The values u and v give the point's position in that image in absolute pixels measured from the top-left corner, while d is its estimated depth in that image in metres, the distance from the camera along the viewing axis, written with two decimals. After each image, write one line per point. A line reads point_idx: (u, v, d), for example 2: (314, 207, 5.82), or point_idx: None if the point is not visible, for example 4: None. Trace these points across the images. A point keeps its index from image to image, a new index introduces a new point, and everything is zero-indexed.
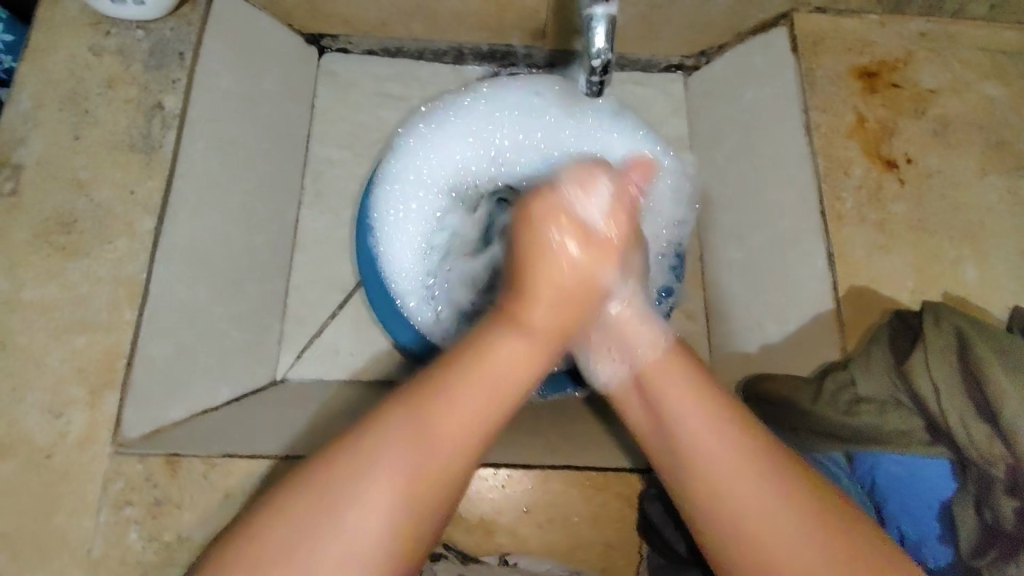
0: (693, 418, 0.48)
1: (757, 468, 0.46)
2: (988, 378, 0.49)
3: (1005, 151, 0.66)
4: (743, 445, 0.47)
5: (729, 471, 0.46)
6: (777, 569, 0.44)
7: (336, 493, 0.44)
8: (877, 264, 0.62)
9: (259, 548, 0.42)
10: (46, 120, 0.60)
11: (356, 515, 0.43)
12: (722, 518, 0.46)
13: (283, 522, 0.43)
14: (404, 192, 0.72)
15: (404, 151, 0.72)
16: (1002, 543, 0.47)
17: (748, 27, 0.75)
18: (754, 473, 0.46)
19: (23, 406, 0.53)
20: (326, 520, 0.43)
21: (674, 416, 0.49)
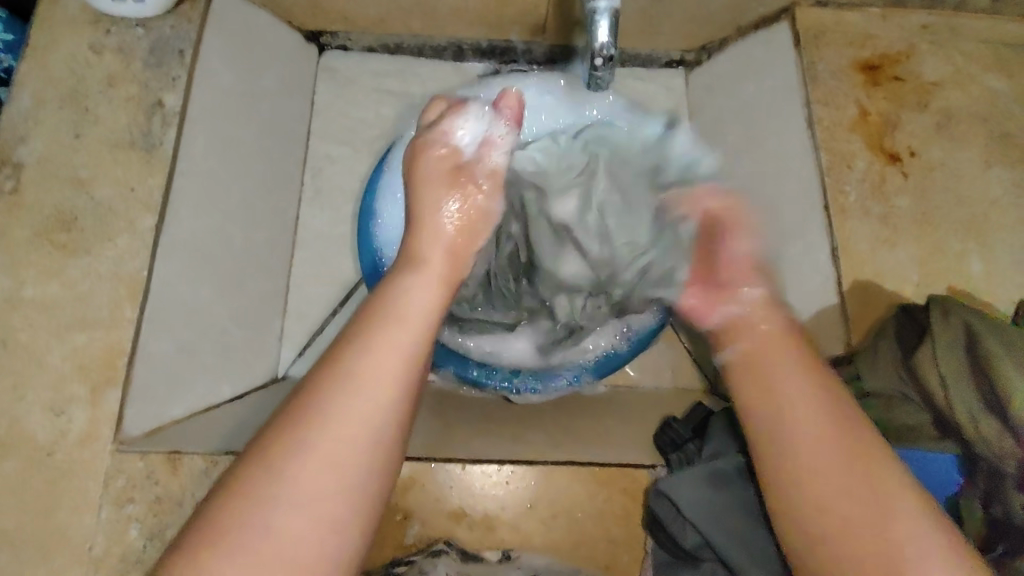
0: (805, 387, 0.49)
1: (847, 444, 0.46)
2: (995, 372, 0.48)
3: (1009, 143, 0.66)
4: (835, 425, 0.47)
5: (825, 435, 0.47)
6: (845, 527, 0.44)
7: (345, 406, 0.42)
8: (881, 258, 0.62)
9: (277, 455, 0.40)
10: (47, 119, 0.60)
11: (348, 429, 0.42)
12: (816, 482, 0.46)
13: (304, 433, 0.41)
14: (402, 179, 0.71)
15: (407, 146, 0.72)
16: (1011, 537, 0.47)
17: (749, 22, 0.75)
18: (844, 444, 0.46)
19: (24, 404, 0.53)
20: (309, 441, 0.41)
21: (781, 388, 0.50)
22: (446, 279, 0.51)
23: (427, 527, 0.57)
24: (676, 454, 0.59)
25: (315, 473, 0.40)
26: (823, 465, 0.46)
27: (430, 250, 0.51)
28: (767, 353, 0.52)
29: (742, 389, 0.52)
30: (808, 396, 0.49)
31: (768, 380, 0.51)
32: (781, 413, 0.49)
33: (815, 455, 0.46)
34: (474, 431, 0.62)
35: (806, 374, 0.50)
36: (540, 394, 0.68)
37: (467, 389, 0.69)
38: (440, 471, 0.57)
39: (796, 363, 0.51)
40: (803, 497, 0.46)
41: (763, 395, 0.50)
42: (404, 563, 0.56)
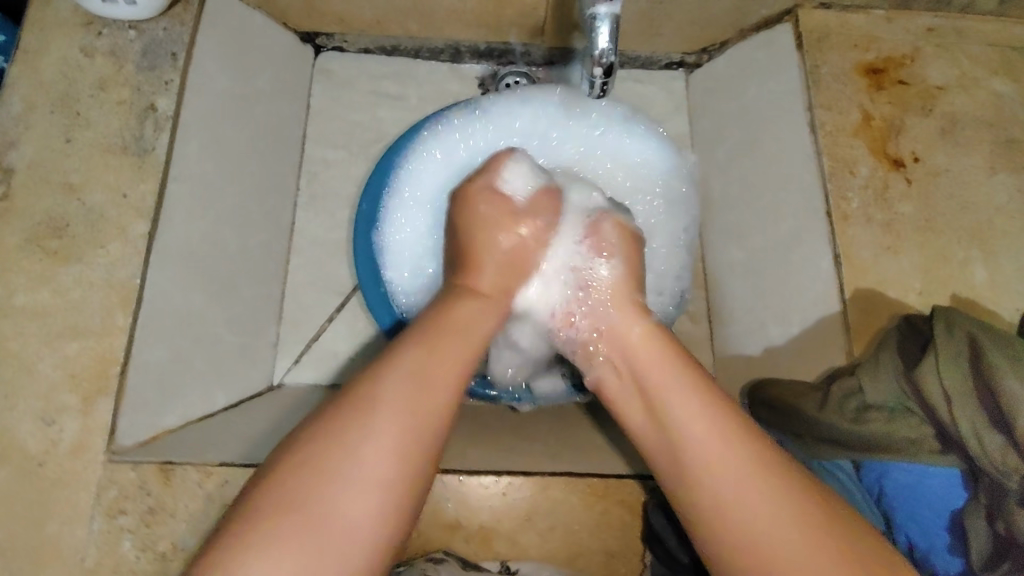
0: (683, 407, 0.47)
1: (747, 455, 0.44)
2: (1000, 385, 0.47)
3: (1014, 149, 0.65)
4: (741, 440, 0.45)
5: (715, 452, 0.45)
6: (760, 539, 0.42)
7: (383, 423, 0.43)
8: (884, 265, 0.61)
9: (313, 468, 0.41)
10: (37, 123, 0.59)
11: (386, 446, 0.42)
12: (725, 502, 0.43)
13: (340, 448, 0.41)
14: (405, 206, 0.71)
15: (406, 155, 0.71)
16: (1014, 555, 0.46)
17: (751, 23, 0.74)
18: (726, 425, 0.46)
19: (13, 414, 0.52)
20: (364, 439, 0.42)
21: (672, 410, 0.47)
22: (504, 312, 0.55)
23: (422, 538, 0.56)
24: None
25: (354, 495, 0.41)
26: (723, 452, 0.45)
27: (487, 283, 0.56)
28: (645, 356, 0.51)
29: (636, 421, 0.50)
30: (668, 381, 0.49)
31: (657, 402, 0.49)
32: (671, 432, 0.47)
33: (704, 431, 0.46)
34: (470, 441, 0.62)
35: (692, 389, 0.48)
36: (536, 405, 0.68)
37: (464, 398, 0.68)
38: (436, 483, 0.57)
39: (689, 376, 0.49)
40: (711, 509, 0.44)
41: (654, 420, 0.48)
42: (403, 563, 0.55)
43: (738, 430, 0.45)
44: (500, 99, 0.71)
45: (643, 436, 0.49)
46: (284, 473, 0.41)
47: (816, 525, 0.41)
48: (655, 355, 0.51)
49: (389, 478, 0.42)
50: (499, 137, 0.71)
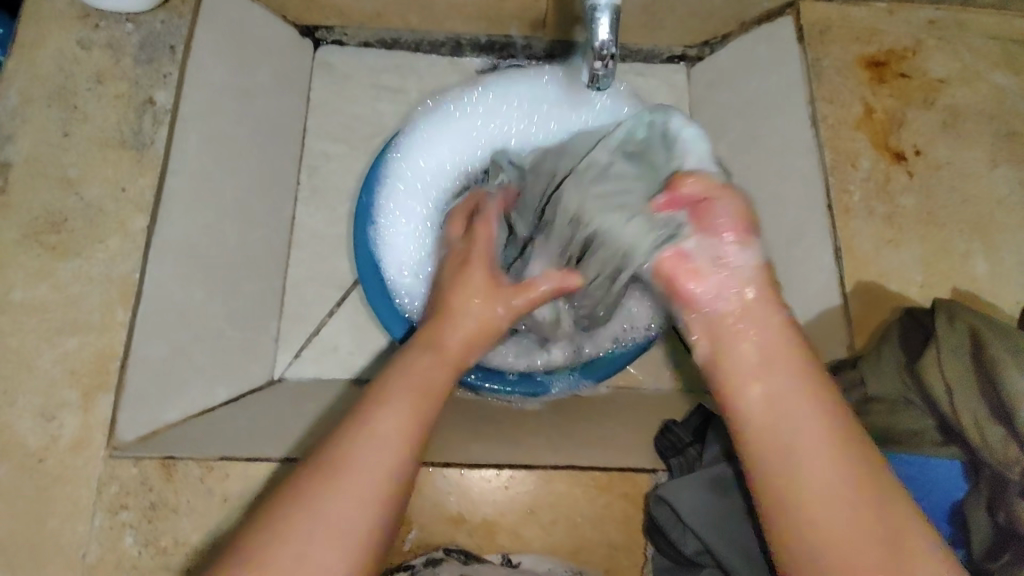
0: (809, 414, 0.44)
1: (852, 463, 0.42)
2: (1002, 376, 0.47)
3: (1016, 142, 0.65)
4: (851, 447, 0.43)
5: (830, 459, 0.42)
6: (843, 546, 0.41)
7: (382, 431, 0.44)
8: (885, 258, 0.61)
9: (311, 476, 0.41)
10: (35, 117, 0.59)
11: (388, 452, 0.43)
12: (827, 514, 0.41)
13: (321, 487, 0.41)
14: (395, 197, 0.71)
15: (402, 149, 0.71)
16: (1015, 547, 0.46)
17: (752, 16, 0.74)
18: (842, 462, 0.42)
19: (13, 410, 0.52)
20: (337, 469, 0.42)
21: (807, 415, 0.44)
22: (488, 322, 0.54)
23: (424, 532, 0.56)
24: (677, 459, 0.58)
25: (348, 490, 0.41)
26: (830, 494, 0.42)
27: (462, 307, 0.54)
28: (781, 355, 0.46)
29: (742, 410, 0.46)
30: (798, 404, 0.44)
31: (790, 405, 0.44)
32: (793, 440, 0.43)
33: (823, 468, 0.42)
34: (471, 434, 0.62)
35: (817, 393, 0.45)
36: (540, 398, 0.68)
37: (463, 390, 0.68)
38: (437, 476, 0.56)
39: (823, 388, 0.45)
40: (804, 507, 0.42)
41: (771, 414, 0.45)
42: (405, 568, 0.54)
43: (860, 450, 0.43)
44: (501, 76, 0.72)
45: (748, 417, 0.45)
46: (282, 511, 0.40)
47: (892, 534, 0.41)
48: (799, 364, 0.46)
49: (377, 481, 0.42)
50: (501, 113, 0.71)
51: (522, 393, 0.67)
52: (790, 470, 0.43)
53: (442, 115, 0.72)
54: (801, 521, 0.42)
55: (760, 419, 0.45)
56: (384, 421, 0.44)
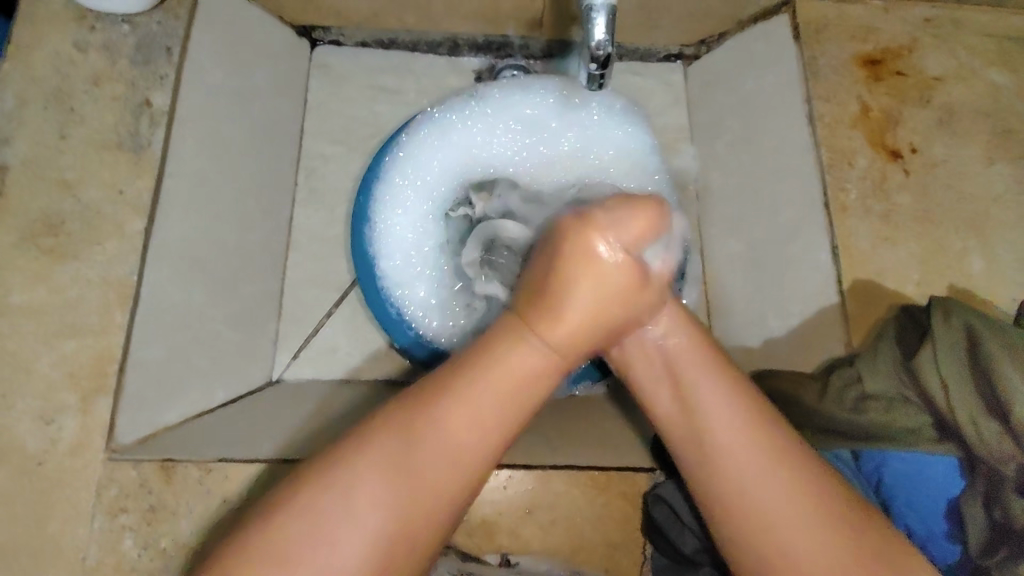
0: (709, 403, 0.47)
1: (763, 450, 0.45)
2: (997, 372, 0.48)
3: (1011, 139, 0.65)
4: (759, 434, 0.45)
5: (752, 452, 0.45)
6: (760, 519, 0.43)
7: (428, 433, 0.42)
8: (881, 256, 0.61)
9: (341, 472, 0.41)
10: (31, 119, 0.59)
11: (441, 454, 0.42)
12: (745, 494, 0.44)
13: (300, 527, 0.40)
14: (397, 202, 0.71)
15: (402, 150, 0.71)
16: (1012, 543, 0.46)
17: (748, 15, 0.74)
18: (771, 467, 0.44)
19: (12, 413, 0.52)
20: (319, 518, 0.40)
21: (702, 411, 0.47)
22: (570, 351, 0.46)
23: None
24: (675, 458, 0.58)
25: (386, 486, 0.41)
26: (778, 506, 0.43)
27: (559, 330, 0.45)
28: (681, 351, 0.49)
29: (660, 407, 0.50)
30: (728, 407, 0.46)
31: (688, 403, 0.48)
32: (705, 434, 0.46)
33: (754, 472, 0.44)
34: None
35: (724, 383, 0.47)
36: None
37: None
38: None
39: (718, 377, 0.48)
40: (721, 492, 0.45)
41: (686, 417, 0.48)
42: None
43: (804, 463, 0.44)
44: (505, 86, 0.72)
45: (667, 419, 0.49)
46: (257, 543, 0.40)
47: (825, 510, 0.42)
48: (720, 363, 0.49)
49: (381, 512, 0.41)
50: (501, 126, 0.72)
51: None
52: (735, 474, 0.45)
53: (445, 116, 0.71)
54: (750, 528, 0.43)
55: (729, 423, 0.46)
56: (450, 435, 0.43)
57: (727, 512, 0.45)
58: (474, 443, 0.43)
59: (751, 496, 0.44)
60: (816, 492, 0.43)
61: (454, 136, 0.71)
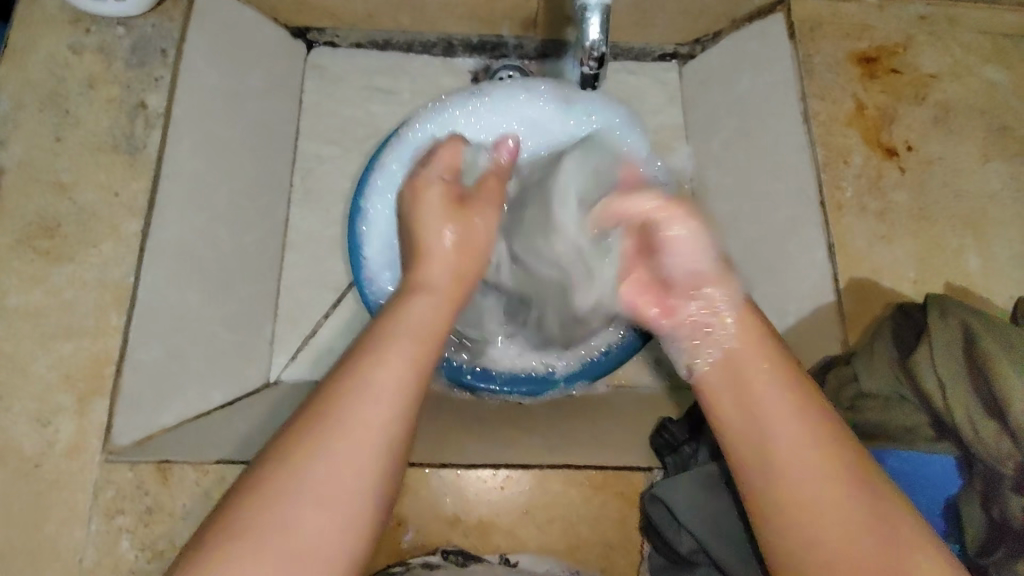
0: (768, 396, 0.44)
1: (811, 449, 0.42)
2: (994, 372, 0.47)
3: (1008, 137, 0.65)
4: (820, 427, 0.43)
5: (829, 470, 0.41)
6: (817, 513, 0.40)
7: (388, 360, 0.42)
8: (877, 254, 0.61)
9: (289, 457, 0.38)
10: (26, 122, 0.59)
11: (398, 376, 0.41)
12: (821, 518, 0.40)
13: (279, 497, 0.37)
14: (391, 192, 0.70)
15: (406, 143, 0.71)
16: (1009, 541, 0.46)
17: (743, 14, 0.74)
18: (861, 496, 0.40)
19: (9, 415, 0.52)
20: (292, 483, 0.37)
21: (767, 419, 0.44)
22: (454, 297, 0.49)
23: (422, 532, 0.56)
24: (672, 457, 0.58)
25: (369, 407, 0.40)
26: (852, 540, 0.39)
27: (433, 273, 0.50)
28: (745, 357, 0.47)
29: (725, 424, 0.46)
30: (794, 422, 0.43)
31: (752, 405, 0.44)
32: (774, 453, 0.43)
33: (838, 500, 0.40)
34: (466, 433, 0.62)
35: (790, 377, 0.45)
36: (535, 397, 0.67)
37: (458, 392, 0.67)
38: (434, 476, 0.57)
39: (808, 401, 0.44)
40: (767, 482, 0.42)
41: (749, 426, 0.44)
42: (401, 563, 0.54)
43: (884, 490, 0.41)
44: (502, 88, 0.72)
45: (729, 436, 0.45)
46: (236, 514, 0.37)
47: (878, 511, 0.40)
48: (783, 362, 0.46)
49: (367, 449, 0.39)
50: (502, 127, 0.72)
51: (521, 393, 0.67)
52: (812, 500, 0.41)
53: (445, 116, 0.71)
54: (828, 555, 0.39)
55: (803, 437, 0.42)
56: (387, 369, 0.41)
57: (801, 547, 0.40)
58: (390, 402, 0.40)
59: (826, 526, 0.40)
60: (907, 540, 0.39)
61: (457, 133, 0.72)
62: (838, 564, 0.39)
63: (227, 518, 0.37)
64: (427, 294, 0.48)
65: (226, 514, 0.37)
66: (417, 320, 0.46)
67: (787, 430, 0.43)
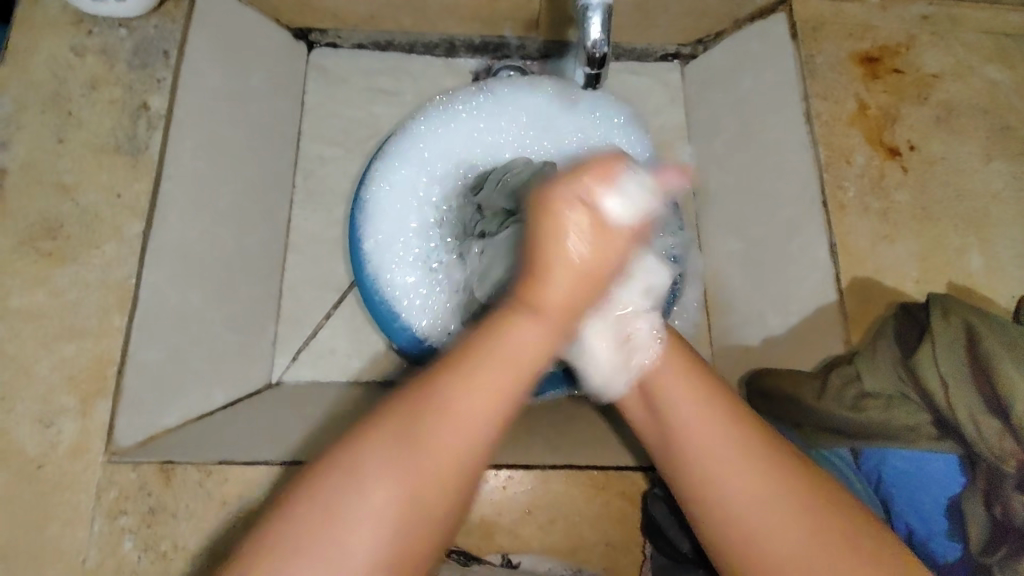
0: (690, 412, 0.46)
1: (735, 451, 0.44)
2: (995, 369, 0.47)
3: (1010, 136, 0.65)
4: (739, 432, 0.44)
5: (704, 445, 0.44)
6: (740, 517, 0.43)
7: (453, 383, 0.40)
8: (880, 254, 0.61)
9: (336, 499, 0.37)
10: (29, 123, 0.59)
11: (484, 410, 0.40)
12: (720, 495, 0.43)
13: (325, 540, 0.37)
14: (395, 178, 0.71)
15: (411, 129, 0.72)
16: (1013, 539, 0.46)
17: (745, 14, 0.74)
18: (757, 470, 0.43)
19: (11, 417, 0.52)
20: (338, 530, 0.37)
21: (665, 406, 0.47)
22: (562, 325, 0.42)
23: None
24: None
25: (446, 458, 0.39)
26: (754, 509, 0.43)
27: (551, 296, 0.41)
28: (668, 377, 0.47)
29: (636, 413, 0.49)
30: (679, 402, 0.46)
31: (655, 397, 0.48)
32: (675, 438, 0.46)
33: (736, 477, 0.43)
34: None
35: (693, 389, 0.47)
36: (538, 397, 0.68)
37: None
38: None
39: (701, 384, 0.47)
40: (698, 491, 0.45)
41: (655, 420, 0.48)
42: None
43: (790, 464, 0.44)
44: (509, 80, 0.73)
45: (643, 425, 0.49)
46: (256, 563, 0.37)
47: (822, 517, 0.42)
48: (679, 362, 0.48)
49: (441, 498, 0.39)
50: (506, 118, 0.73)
51: None
52: (707, 476, 0.44)
53: (454, 106, 0.73)
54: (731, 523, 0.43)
55: (690, 419, 0.45)
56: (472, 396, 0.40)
57: (711, 513, 0.44)
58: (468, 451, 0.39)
59: (717, 499, 0.44)
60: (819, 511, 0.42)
61: (461, 124, 0.72)
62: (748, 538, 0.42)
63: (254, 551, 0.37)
64: (534, 318, 0.41)
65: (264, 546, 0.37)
66: (517, 346, 0.41)
67: (680, 413, 0.46)
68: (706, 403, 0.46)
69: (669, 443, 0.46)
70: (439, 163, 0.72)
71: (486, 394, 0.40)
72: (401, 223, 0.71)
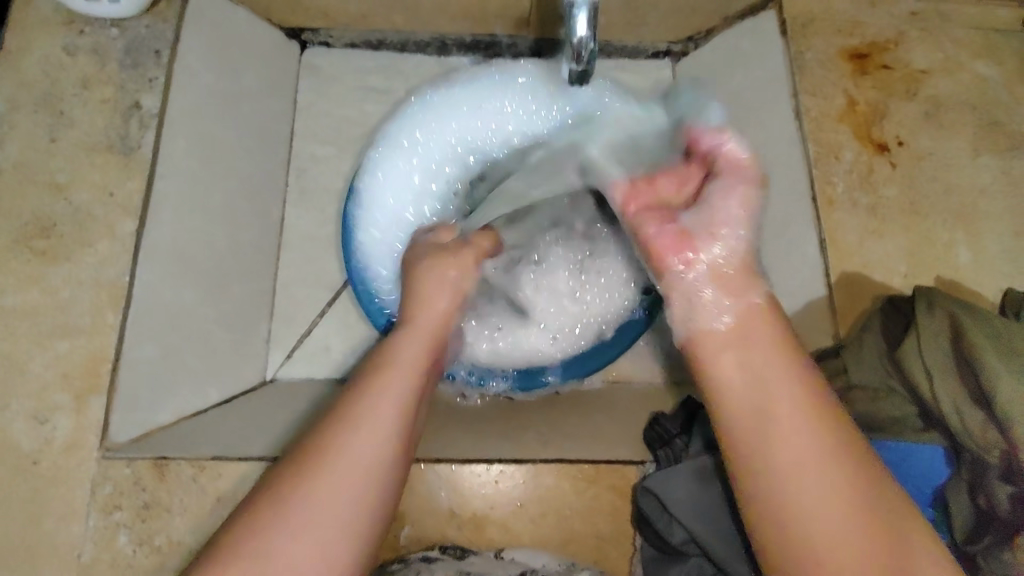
0: (788, 397, 0.47)
1: (832, 447, 0.45)
2: (981, 362, 0.48)
3: (998, 131, 0.65)
4: (834, 439, 0.45)
5: (808, 433, 0.46)
6: (819, 517, 0.44)
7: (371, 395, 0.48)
8: (869, 248, 0.62)
9: (291, 476, 0.43)
10: (22, 123, 0.59)
11: (390, 414, 0.47)
12: (807, 487, 0.44)
13: (292, 504, 0.42)
14: (387, 168, 0.72)
15: (402, 119, 0.73)
16: (996, 530, 0.46)
17: (735, 11, 0.74)
18: (846, 471, 0.44)
19: (6, 414, 0.52)
20: (306, 493, 0.43)
21: (776, 385, 0.48)
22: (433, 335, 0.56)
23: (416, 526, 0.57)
24: (663, 451, 0.58)
25: (378, 420, 0.46)
26: (830, 499, 0.44)
27: (423, 317, 0.57)
28: (774, 363, 0.49)
29: (722, 378, 0.50)
30: (791, 380, 0.48)
31: (762, 373, 0.48)
32: (773, 422, 0.47)
33: (826, 468, 0.44)
34: (460, 428, 0.63)
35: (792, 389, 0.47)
36: (528, 392, 0.69)
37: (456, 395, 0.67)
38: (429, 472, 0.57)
39: (814, 376, 0.48)
40: (777, 489, 0.45)
41: (750, 388, 0.48)
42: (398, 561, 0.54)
43: (868, 472, 0.45)
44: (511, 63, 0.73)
45: (729, 393, 0.49)
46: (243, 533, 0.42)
47: (891, 523, 0.43)
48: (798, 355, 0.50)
49: (378, 455, 0.45)
50: (501, 105, 0.73)
51: (514, 387, 0.68)
52: (793, 461, 0.45)
53: (449, 95, 0.73)
54: (803, 513, 0.44)
55: (788, 408, 0.47)
56: (385, 397, 0.48)
57: (794, 497, 0.44)
58: (394, 416, 0.47)
59: (802, 480, 0.45)
60: (897, 526, 0.43)
61: (457, 106, 0.73)
62: (822, 527, 0.43)
63: (242, 521, 0.42)
64: (408, 331, 0.55)
65: (250, 512, 0.43)
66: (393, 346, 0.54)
67: (777, 396, 0.47)
68: (810, 395, 0.47)
69: (766, 418, 0.47)
70: (431, 155, 0.73)
71: (395, 380, 0.49)
72: (392, 213, 0.72)
